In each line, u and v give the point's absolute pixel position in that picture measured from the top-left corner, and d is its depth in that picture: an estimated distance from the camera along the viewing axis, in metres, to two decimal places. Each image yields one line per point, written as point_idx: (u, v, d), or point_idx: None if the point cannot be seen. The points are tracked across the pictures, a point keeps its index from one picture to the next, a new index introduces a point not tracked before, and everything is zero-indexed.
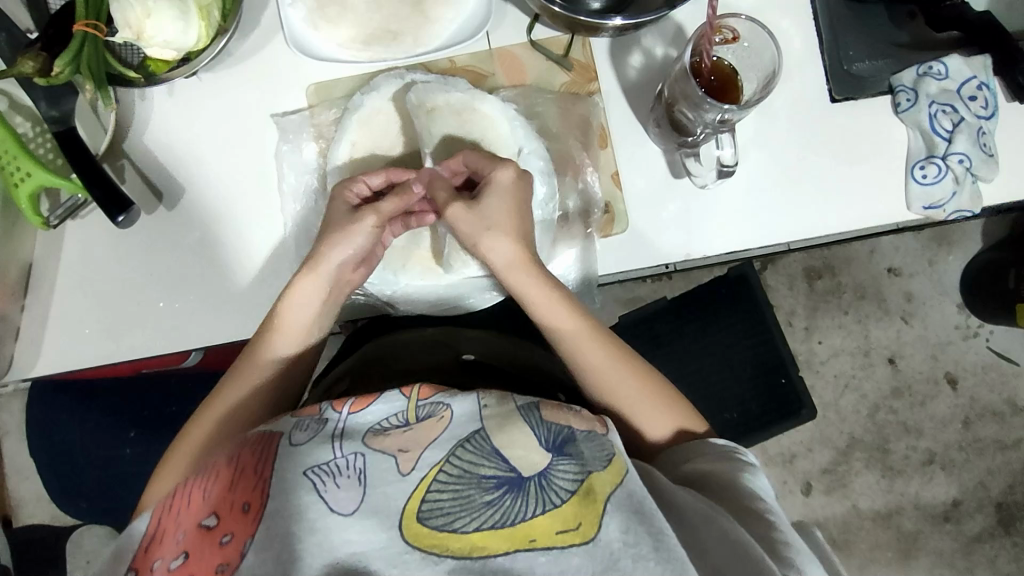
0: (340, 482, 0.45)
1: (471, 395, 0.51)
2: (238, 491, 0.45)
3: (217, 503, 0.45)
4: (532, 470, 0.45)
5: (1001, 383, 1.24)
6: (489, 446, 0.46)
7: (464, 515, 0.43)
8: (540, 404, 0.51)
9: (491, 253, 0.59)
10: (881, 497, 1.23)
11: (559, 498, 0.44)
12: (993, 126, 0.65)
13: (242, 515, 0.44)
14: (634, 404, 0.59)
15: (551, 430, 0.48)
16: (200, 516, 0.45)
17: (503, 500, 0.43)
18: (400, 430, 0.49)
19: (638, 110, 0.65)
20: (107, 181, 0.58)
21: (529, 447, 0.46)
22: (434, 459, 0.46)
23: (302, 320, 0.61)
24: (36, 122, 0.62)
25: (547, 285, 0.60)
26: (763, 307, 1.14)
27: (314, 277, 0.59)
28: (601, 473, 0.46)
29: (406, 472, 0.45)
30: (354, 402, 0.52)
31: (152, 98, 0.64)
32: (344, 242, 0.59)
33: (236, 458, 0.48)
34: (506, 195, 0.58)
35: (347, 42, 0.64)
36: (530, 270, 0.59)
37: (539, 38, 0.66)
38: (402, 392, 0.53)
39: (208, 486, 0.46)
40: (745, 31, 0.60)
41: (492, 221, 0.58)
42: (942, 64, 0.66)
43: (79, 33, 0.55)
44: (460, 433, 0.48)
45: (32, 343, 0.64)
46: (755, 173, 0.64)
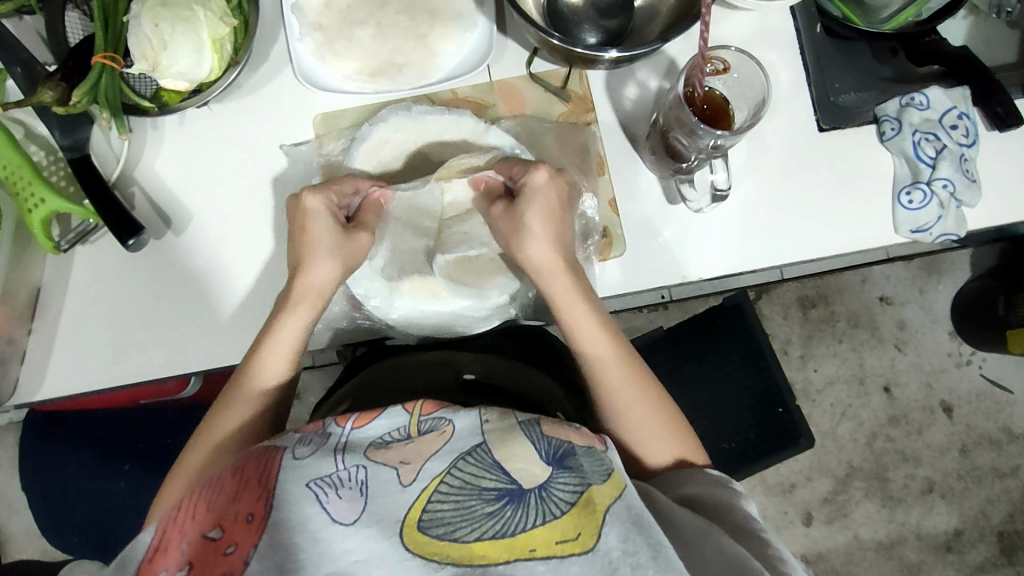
0: (342, 493, 0.46)
1: (473, 410, 0.51)
2: (243, 502, 0.46)
3: (221, 515, 0.46)
4: (531, 482, 0.45)
5: (996, 410, 1.25)
6: (490, 459, 0.47)
7: (465, 525, 0.43)
8: (540, 420, 0.51)
9: (528, 258, 0.60)
10: (882, 527, 1.22)
11: (558, 509, 0.44)
12: (974, 153, 0.68)
13: (246, 524, 0.45)
14: (635, 427, 0.60)
15: (552, 444, 0.49)
16: (205, 527, 0.46)
17: (504, 510, 0.44)
18: (402, 443, 0.49)
19: (633, 139, 0.67)
20: (118, 206, 0.60)
21: (530, 459, 0.46)
22: (435, 471, 0.46)
23: (289, 340, 0.60)
24: (50, 151, 0.64)
25: (586, 300, 0.60)
26: (757, 332, 1.15)
27: (307, 302, 0.61)
28: (601, 486, 0.47)
29: (407, 483, 0.46)
30: (358, 417, 0.52)
31: (164, 127, 0.66)
32: (331, 263, 0.60)
33: (241, 470, 0.49)
34: (545, 196, 0.59)
35: (353, 75, 0.67)
36: (566, 276, 0.60)
37: (538, 71, 0.68)
38: (405, 408, 0.53)
39: (213, 498, 0.47)
40: (736, 62, 0.62)
41: (525, 224, 0.59)
42: (924, 96, 0.69)
43: (98, 65, 0.58)
44: (462, 446, 0.48)
45: (38, 366, 0.65)
46: (748, 198, 0.67)
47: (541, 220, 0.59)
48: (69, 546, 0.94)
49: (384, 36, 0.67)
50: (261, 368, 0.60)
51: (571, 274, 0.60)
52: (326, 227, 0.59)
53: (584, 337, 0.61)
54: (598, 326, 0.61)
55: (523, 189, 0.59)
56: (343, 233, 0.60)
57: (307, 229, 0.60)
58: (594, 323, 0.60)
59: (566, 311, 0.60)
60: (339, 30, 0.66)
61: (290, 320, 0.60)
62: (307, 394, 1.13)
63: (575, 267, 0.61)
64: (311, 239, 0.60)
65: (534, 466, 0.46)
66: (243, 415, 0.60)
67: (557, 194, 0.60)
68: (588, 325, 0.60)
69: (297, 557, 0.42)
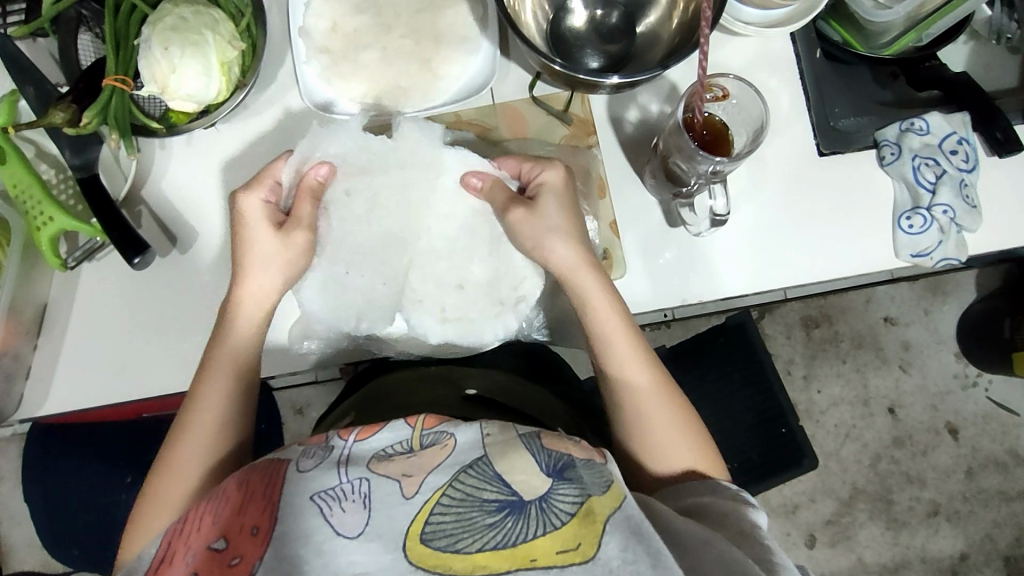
0: (346, 506, 0.46)
1: (474, 424, 0.51)
2: (248, 515, 0.46)
3: (226, 527, 0.46)
4: (532, 493, 0.45)
5: (1002, 432, 1.24)
6: (490, 471, 0.47)
7: (466, 535, 0.43)
8: (541, 433, 0.51)
9: (554, 260, 0.61)
10: (887, 550, 1.21)
11: (558, 519, 0.44)
12: (975, 178, 0.68)
13: (252, 537, 0.45)
14: (658, 427, 0.60)
15: (551, 456, 0.48)
16: (211, 539, 0.46)
17: (505, 521, 0.44)
18: (404, 456, 0.50)
19: (635, 162, 0.68)
20: (124, 225, 0.61)
21: (530, 472, 0.46)
22: (437, 484, 0.46)
23: (233, 351, 0.61)
24: (59, 169, 0.65)
25: (610, 300, 0.61)
26: (759, 350, 1.14)
27: (242, 310, 0.61)
28: (601, 496, 0.46)
29: (410, 496, 0.46)
30: (361, 430, 0.53)
31: (172, 147, 0.67)
32: (271, 269, 0.61)
33: (245, 482, 0.49)
34: (560, 192, 0.61)
35: (358, 98, 0.68)
36: (591, 273, 0.60)
37: (540, 95, 0.69)
38: (408, 422, 0.53)
39: (218, 511, 0.48)
40: (735, 89, 0.63)
41: (554, 221, 0.60)
42: (924, 121, 0.69)
43: (108, 87, 0.60)
44: (463, 459, 0.48)
45: (43, 382, 0.66)
46: (748, 222, 0.67)
47: (563, 218, 0.61)
48: (70, 558, 0.94)
49: (388, 58, 0.68)
50: (214, 378, 0.60)
51: (593, 273, 0.61)
52: (258, 226, 0.60)
53: (614, 338, 0.61)
54: (623, 332, 0.61)
55: (540, 189, 0.61)
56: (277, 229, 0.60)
57: (241, 230, 0.61)
58: (619, 328, 0.61)
59: (598, 315, 0.61)
60: (345, 53, 0.67)
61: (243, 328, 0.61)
62: (309, 408, 1.14)
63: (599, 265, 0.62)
64: (253, 253, 0.60)
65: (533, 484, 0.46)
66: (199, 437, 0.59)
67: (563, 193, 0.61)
68: (615, 328, 0.61)
69: (302, 567, 0.43)
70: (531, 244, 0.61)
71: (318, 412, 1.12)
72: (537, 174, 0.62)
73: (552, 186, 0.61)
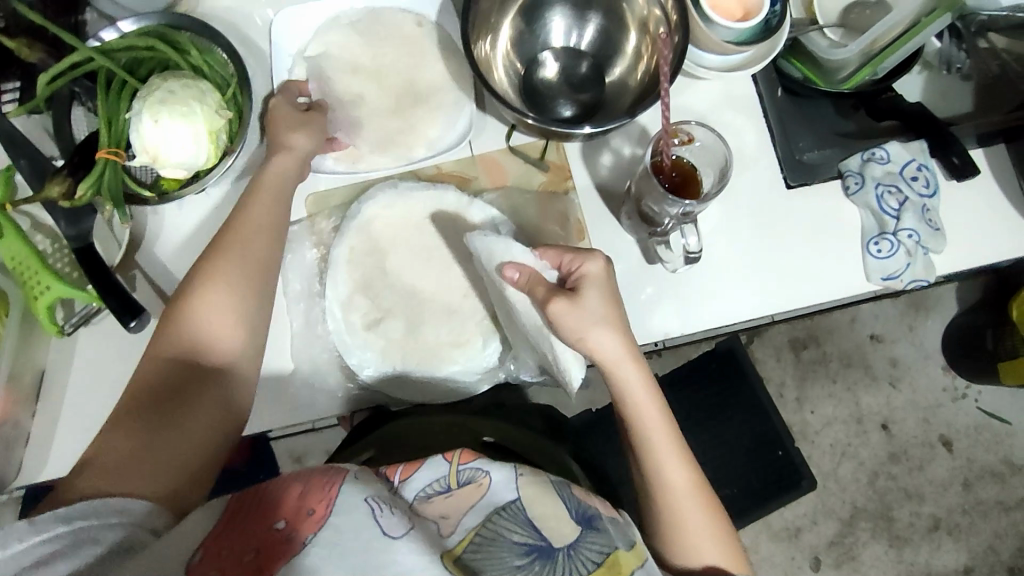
0: (394, 511, 0.48)
1: (509, 464, 0.53)
2: (308, 499, 0.48)
3: (287, 508, 0.47)
4: (561, 541, 0.49)
5: (995, 443, 1.26)
6: (523, 516, 0.50)
7: (497, 574, 0.47)
8: (570, 483, 0.54)
9: (600, 350, 0.59)
10: (891, 567, 1.21)
11: (585, 569, 0.48)
12: (936, 203, 0.71)
13: (309, 517, 0.47)
14: (693, 524, 0.59)
15: (582, 505, 0.52)
16: (272, 519, 0.47)
17: (533, 565, 0.48)
18: (442, 496, 0.51)
19: (611, 204, 0.71)
20: (120, 290, 0.63)
21: (560, 520, 0.50)
22: (471, 526, 0.49)
23: (223, 312, 0.59)
24: (55, 239, 0.67)
25: (649, 387, 0.60)
26: (751, 378, 1.20)
27: (233, 263, 0.60)
28: (626, 551, 0.50)
29: (447, 535, 0.49)
30: (403, 468, 0.53)
31: (164, 212, 0.70)
32: (284, 168, 0.64)
33: (304, 473, 0.50)
34: (603, 283, 0.60)
35: (342, 157, 0.70)
36: (636, 365, 0.60)
37: (517, 144, 0.72)
38: (444, 457, 0.53)
39: (280, 489, 0.48)
40: (698, 133, 0.66)
41: (598, 313, 0.58)
42: (884, 150, 0.72)
43: (101, 159, 0.62)
44: (496, 500, 0.51)
45: (42, 448, 0.66)
46: (723, 256, 0.70)
47: (604, 310, 0.59)
48: None
49: (370, 118, 0.71)
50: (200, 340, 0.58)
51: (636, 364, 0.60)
52: (285, 109, 0.66)
53: (660, 441, 0.60)
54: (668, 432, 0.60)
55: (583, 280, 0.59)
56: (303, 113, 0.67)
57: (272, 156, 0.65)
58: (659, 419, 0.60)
59: (639, 408, 0.60)
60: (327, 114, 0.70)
61: (224, 287, 0.59)
62: (307, 456, 1.14)
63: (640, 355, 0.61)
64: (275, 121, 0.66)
65: None
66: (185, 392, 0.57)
67: (609, 295, 0.59)
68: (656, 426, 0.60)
69: None
70: (572, 336, 0.58)
71: (316, 459, 1.13)
72: (576, 265, 0.60)
73: (592, 286, 0.59)
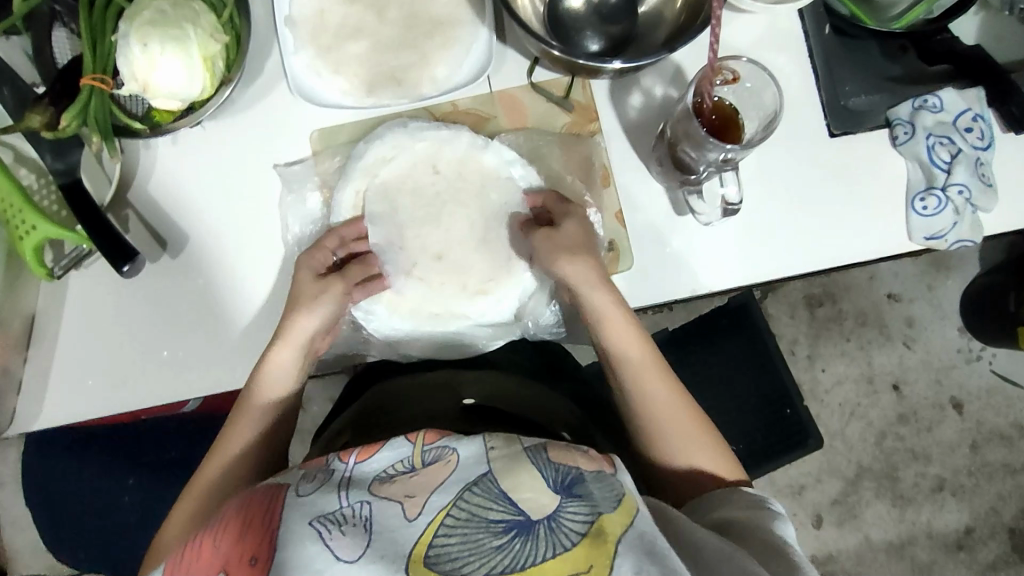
0: (345, 529, 0.44)
1: (475, 438, 0.51)
2: (245, 543, 0.45)
3: (225, 558, 0.44)
4: (541, 512, 0.44)
5: (1007, 406, 1.24)
6: (496, 490, 0.46)
7: (473, 559, 0.42)
8: (547, 446, 0.50)
9: (569, 277, 0.61)
10: (893, 527, 1.21)
11: (569, 541, 0.43)
12: (990, 156, 0.66)
13: (249, 568, 0.43)
14: (674, 432, 0.60)
15: (559, 471, 0.47)
16: (209, 572, 0.44)
17: (512, 543, 0.42)
18: (406, 476, 0.49)
19: (638, 148, 0.65)
20: (112, 232, 0.58)
21: (538, 489, 0.45)
22: (441, 504, 0.45)
23: (294, 358, 0.62)
24: (40, 174, 0.62)
25: (620, 306, 0.61)
26: (763, 332, 1.13)
27: (286, 347, 0.61)
28: (611, 514, 0.45)
29: (412, 517, 0.45)
30: (360, 452, 0.52)
31: (157, 147, 0.64)
32: (311, 314, 0.61)
33: (244, 508, 0.48)
34: (581, 224, 0.62)
35: (350, 90, 0.64)
36: (605, 288, 0.61)
37: (539, 81, 0.66)
38: (407, 439, 0.52)
39: (217, 539, 0.46)
40: (747, 72, 0.60)
41: (571, 244, 0.61)
42: (937, 98, 0.67)
43: (86, 86, 0.56)
44: (466, 476, 0.48)
45: (35, 395, 0.64)
46: (756, 209, 0.65)
47: (580, 242, 0.61)
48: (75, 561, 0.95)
49: (377, 48, 0.64)
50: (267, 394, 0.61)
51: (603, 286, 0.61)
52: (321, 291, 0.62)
53: (626, 351, 0.62)
54: (638, 344, 0.62)
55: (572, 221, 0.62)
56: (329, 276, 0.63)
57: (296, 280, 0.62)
58: (636, 338, 0.62)
59: (610, 328, 0.61)
60: (332, 41, 0.64)
61: (292, 345, 0.61)
62: (310, 403, 1.12)
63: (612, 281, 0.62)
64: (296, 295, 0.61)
65: (550, 498, 0.45)
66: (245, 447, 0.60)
67: (589, 254, 0.61)
68: (624, 336, 0.62)
69: None
70: (547, 262, 0.62)
71: (319, 406, 1.10)
72: (564, 211, 0.63)
73: (569, 235, 0.61)
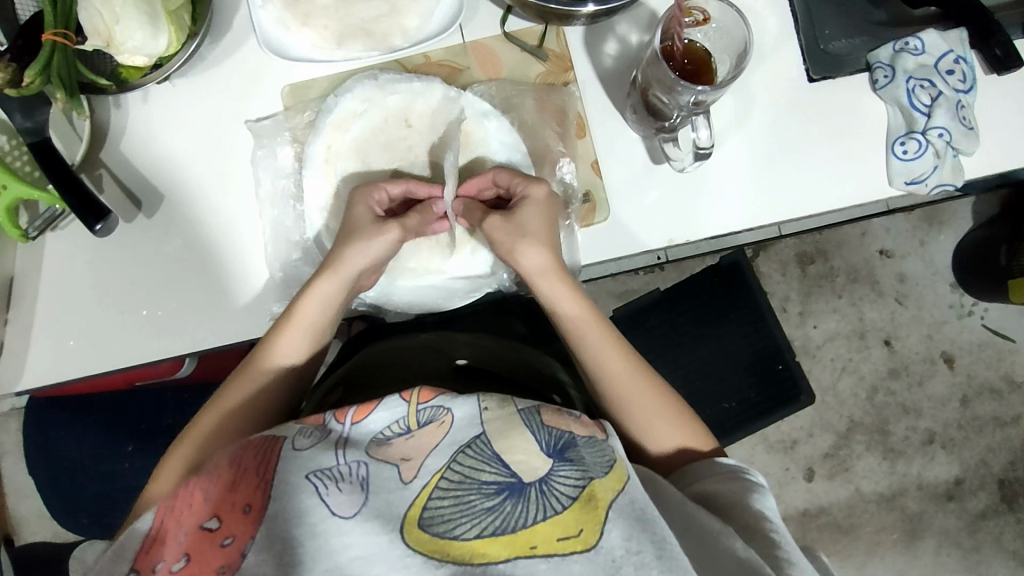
0: (342, 486, 0.44)
1: (471, 397, 0.49)
2: (240, 492, 0.45)
3: (218, 505, 0.45)
4: (532, 475, 0.43)
5: (998, 359, 1.24)
6: (489, 451, 0.44)
7: (465, 521, 0.41)
8: (541, 408, 0.49)
9: (524, 265, 0.59)
10: (884, 479, 1.22)
11: (560, 504, 0.42)
12: (972, 99, 0.65)
13: (243, 516, 0.44)
14: (650, 414, 0.59)
15: (552, 435, 0.47)
16: (201, 518, 0.45)
17: (504, 505, 0.42)
18: (403, 438, 0.47)
19: (615, 98, 0.65)
20: (84, 191, 0.58)
21: (530, 451, 0.44)
22: (435, 467, 0.44)
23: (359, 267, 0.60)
24: (11, 136, 0.62)
25: (578, 297, 0.60)
26: (756, 291, 1.14)
27: (335, 278, 0.59)
28: (602, 480, 0.45)
29: (409, 480, 0.44)
30: (357, 411, 0.50)
31: (128, 105, 0.64)
32: (363, 247, 0.59)
33: (239, 460, 0.48)
34: (545, 209, 0.60)
35: (320, 42, 0.63)
36: (560, 277, 0.60)
37: (512, 30, 0.65)
38: (402, 396, 0.50)
39: (208, 486, 0.46)
40: (715, 11, 0.60)
41: (528, 229, 0.59)
42: (919, 40, 0.65)
43: (49, 41, 0.55)
44: (461, 437, 0.46)
45: (19, 356, 0.64)
46: (732, 157, 0.64)
47: (540, 226, 0.59)
48: (80, 527, 0.94)
49: None
50: (304, 317, 0.60)
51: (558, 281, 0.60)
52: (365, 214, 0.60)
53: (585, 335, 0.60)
54: (596, 325, 0.60)
55: (522, 203, 0.60)
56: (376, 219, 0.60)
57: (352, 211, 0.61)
58: (598, 331, 0.60)
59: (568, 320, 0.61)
60: None
61: (357, 253, 0.59)
62: None
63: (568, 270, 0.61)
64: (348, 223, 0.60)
65: (522, 441, 0.45)
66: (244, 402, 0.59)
67: (543, 237, 0.59)
68: (582, 320, 0.60)
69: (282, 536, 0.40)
70: (502, 249, 0.60)
71: None
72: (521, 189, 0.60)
73: (528, 219, 0.59)
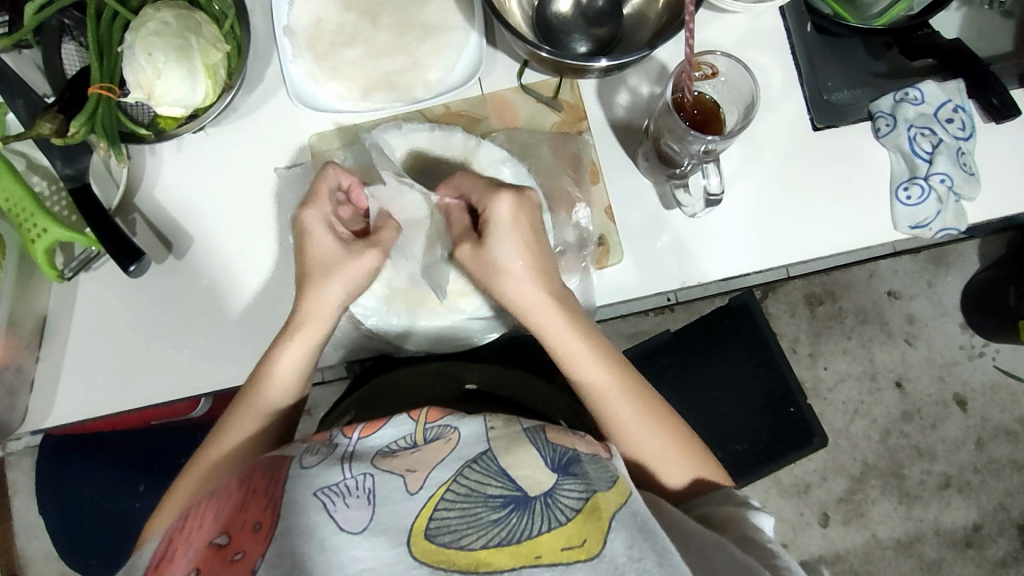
0: (349, 502, 0.44)
1: (478, 416, 0.50)
2: (250, 511, 0.45)
3: (229, 522, 0.45)
4: (537, 489, 0.44)
5: (1011, 402, 1.23)
6: (495, 466, 0.45)
7: (471, 532, 0.42)
8: (546, 427, 0.50)
9: (521, 296, 0.57)
10: (900, 524, 1.21)
11: (564, 515, 0.43)
12: (972, 146, 0.67)
13: (253, 534, 0.43)
14: (659, 455, 0.58)
15: (556, 451, 0.48)
16: (212, 535, 0.45)
17: (509, 517, 0.42)
18: (409, 451, 0.49)
19: (627, 146, 0.67)
20: (118, 233, 0.60)
21: (535, 467, 0.45)
22: (441, 479, 0.45)
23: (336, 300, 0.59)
24: (51, 181, 0.65)
25: (573, 330, 0.58)
26: (764, 331, 1.14)
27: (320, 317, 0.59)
28: (605, 493, 0.46)
29: (414, 491, 0.44)
30: (364, 427, 0.51)
31: (162, 153, 0.67)
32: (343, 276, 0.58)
33: (248, 480, 0.49)
34: (516, 224, 0.56)
35: (346, 94, 0.67)
36: (555, 310, 0.57)
37: (529, 82, 0.69)
38: (410, 415, 0.52)
39: (221, 507, 0.47)
40: (723, 66, 0.63)
41: (503, 256, 0.56)
42: (918, 90, 0.68)
43: (94, 95, 0.59)
44: (467, 453, 0.47)
45: (47, 394, 0.66)
46: (741, 202, 0.66)
47: (518, 246, 0.56)
48: (85, 567, 0.96)
49: (371, 53, 0.67)
50: (287, 353, 0.59)
51: (556, 313, 0.57)
52: (321, 246, 0.58)
53: (592, 384, 0.58)
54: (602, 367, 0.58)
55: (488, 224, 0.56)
56: (343, 248, 0.58)
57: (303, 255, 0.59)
58: (593, 358, 0.58)
59: (565, 350, 0.58)
60: (329, 50, 0.67)
61: (337, 280, 0.58)
62: (318, 409, 1.12)
63: (569, 301, 0.59)
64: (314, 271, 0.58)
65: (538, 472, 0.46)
66: (241, 439, 0.59)
67: (543, 269, 0.58)
68: (593, 369, 0.58)
69: (307, 564, 0.41)
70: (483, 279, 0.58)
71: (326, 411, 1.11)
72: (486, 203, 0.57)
73: (497, 248, 0.56)
